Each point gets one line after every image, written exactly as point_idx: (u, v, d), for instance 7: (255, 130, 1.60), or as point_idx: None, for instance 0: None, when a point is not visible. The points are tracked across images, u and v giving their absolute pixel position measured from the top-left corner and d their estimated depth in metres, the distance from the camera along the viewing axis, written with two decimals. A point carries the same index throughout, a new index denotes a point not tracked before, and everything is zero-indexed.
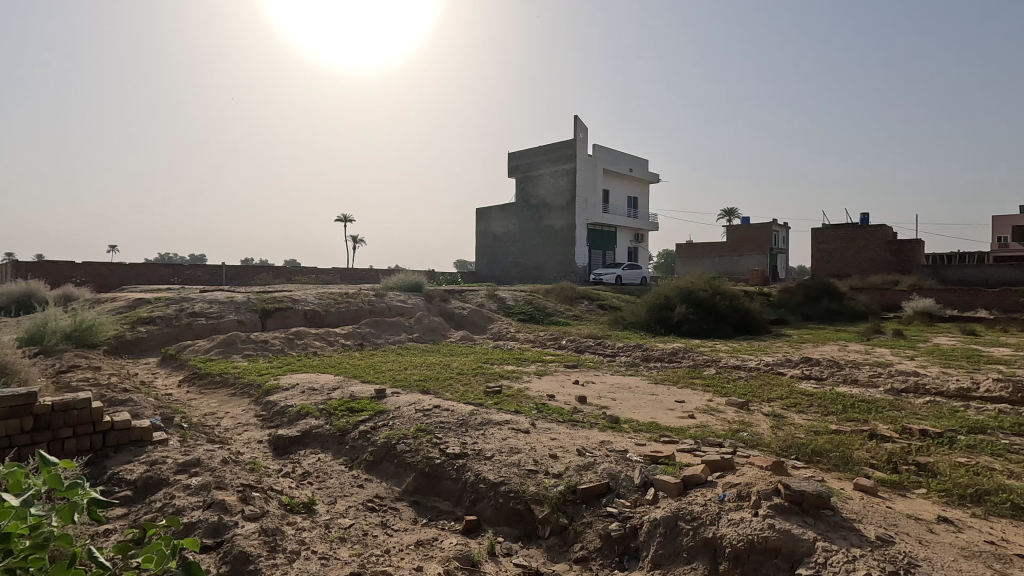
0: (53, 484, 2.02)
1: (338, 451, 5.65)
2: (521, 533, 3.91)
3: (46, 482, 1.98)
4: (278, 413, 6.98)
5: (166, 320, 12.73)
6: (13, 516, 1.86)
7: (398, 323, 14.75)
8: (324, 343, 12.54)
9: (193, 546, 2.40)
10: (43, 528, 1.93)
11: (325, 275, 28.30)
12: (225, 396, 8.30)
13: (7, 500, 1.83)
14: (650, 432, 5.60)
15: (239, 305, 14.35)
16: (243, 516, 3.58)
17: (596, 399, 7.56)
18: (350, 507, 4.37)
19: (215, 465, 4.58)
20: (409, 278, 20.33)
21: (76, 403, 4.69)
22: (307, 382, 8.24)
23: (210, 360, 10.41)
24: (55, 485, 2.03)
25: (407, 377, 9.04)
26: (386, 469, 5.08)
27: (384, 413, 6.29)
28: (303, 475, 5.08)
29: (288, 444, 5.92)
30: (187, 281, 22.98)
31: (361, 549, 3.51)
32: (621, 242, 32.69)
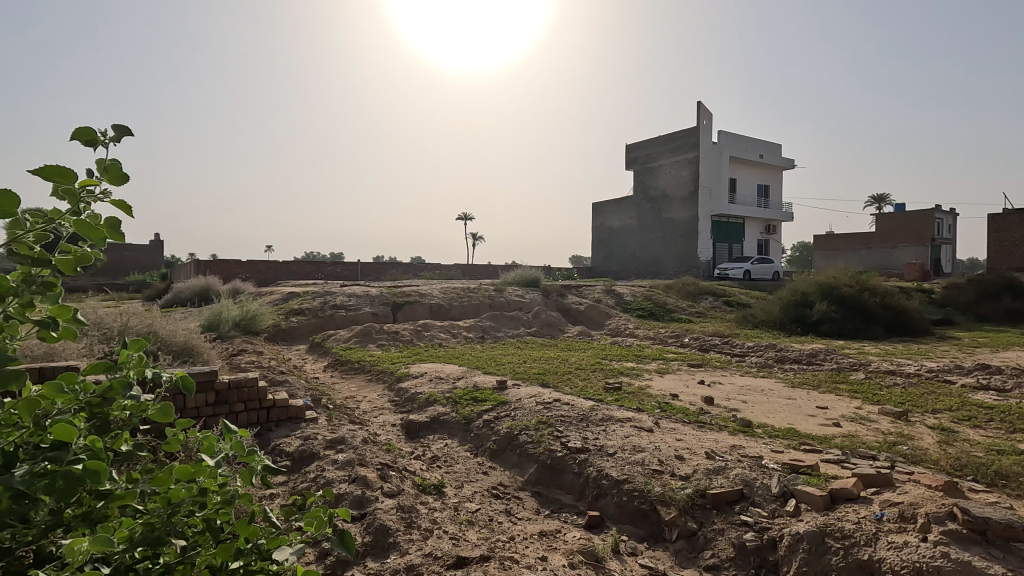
0: (237, 451, 2.31)
1: (464, 438, 5.93)
2: (647, 534, 3.80)
3: (232, 448, 2.28)
4: (409, 399, 7.51)
5: (313, 312, 14.26)
6: (208, 474, 2.17)
7: (517, 317, 15.10)
8: (448, 335, 13.18)
9: (345, 516, 2.61)
10: (230, 486, 2.23)
11: (447, 271, 29.76)
12: (363, 380, 9.10)
13: (204, 460, 2.14)
14: (788, 439, 5.17)
15: (374, 298, 15.60)
16: (383, 492, 3.87)
17: (724, 400, 7.15)
18: (476, 492, 4.57)
19: (357, 444, 5.02)
20: (526, 273, 20.72)
21: (246, 381, 5.38)
22: (434, 371, 8.77)
23: (350, 348, 11.47)
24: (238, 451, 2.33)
25: (526, 370, 9.25)
26: (509, 458, 5.22)
27: (506, 404, 6.52)
28: (432, 458, 5.40)
29: (419, 428, 6.32)
30: (329, 277, 25.57)
31: (489, 533, 3.64)
32: (750, 234, 30.45)
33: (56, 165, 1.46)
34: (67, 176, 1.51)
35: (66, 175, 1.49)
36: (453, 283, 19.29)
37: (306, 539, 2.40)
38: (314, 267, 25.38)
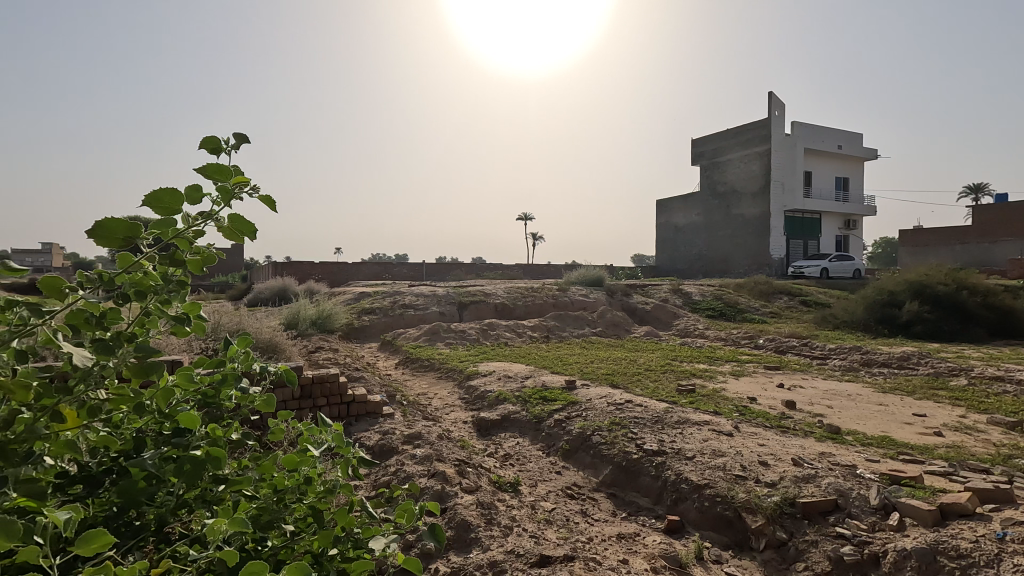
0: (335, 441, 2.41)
1: (535, 437, 5.95)
2: (731, 541, 3.65)
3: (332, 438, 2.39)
4: (479, 397, 7.61)
5: (383, 311, 14.75)
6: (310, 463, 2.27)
7: (582, 317, 14.98)
8: (514, 334, 13.26)
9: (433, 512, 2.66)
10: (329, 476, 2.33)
11: (509, 271, 29.96)
12: (433, 378, 9.31)
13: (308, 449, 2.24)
14: (884, 448, 4.83)
15: (441, 298, 15.94)
16: (461, 487, 3.94)
17: (807, 404, 6.78)
18: (551, 492, 4.56)
19: (433, 440, 5.15)
20: (590, 273, 20.52)
21: (328, 377, 5.64)
22: (503, 371, 8.85)
23: (420, 346, 11.77)
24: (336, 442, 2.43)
25: (594, 370, 9.15)
26: (583, 459, 5.19)
27: (576, 404, 6.50)
28: (505, 456, 5.44)
29: (490, 426, 6.38)
30: (396, 277, 26.38)
31: (568, 533, 3.62)
32: (828, 230, 28.72)
33: (215, 165, 1.57)
34: (224, 174, 1.63)
35: (223, 172, 1.61)
36: (517, 283, 19.39)
37: (399, 530, 2.46)
38: (382, 268, 26.26)
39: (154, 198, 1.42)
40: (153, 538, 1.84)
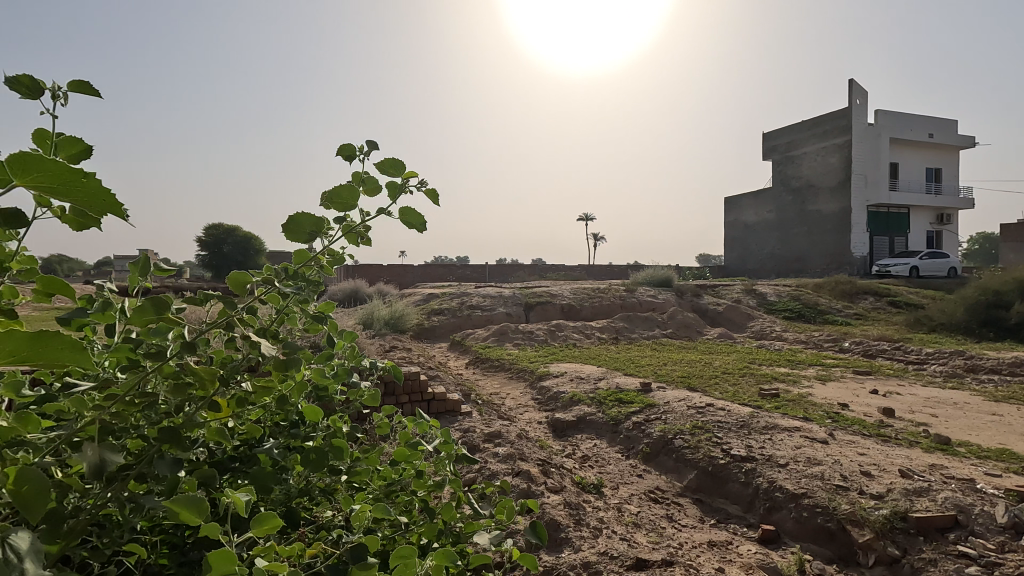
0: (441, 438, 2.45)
1: (613, 439, 5.87)
2: (834, 555, 3.45)
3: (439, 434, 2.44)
4: (553, 398, 7.61)
5: (452, 312, 15.06)
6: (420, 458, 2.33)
7: (651, 318, 14.65)
8: (582, 335, 13.16)
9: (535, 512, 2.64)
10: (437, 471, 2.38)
11: (573, 272, 29.79)
12: (504, 378, 9.40)
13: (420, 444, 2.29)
14: (1004, 462, 4.42)
15: (507, 299, 16.07)
16: (546, 487, 3.95)
17: (908, 412, 6.31)
18: (634, 495, 4.47)
19: (513, 439, 5.19)
20: (657, 273, 20.06)
21: (410, 375, 5.82)
22: (574, 371, 8.81)
23: (489, 347, 11.93)
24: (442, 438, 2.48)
25: (668, 372, 8.93)
26: (665, 463, 5.07)
27: (654, 407, 6.36)
28: (583, 457, 5.40)
29: (565, 427, 6.36)
30: (462, 278, 26.86)
31: (658, 538, 3.54)
32: (919, 225, 26.64)
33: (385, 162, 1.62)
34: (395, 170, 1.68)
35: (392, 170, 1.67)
36: (582, 284, 19.24)
37: (501, 527, 2.48)
38: (448, 269, 26.83)
39: (335, 193, 1.49)
40: (293, 526, 1.94)
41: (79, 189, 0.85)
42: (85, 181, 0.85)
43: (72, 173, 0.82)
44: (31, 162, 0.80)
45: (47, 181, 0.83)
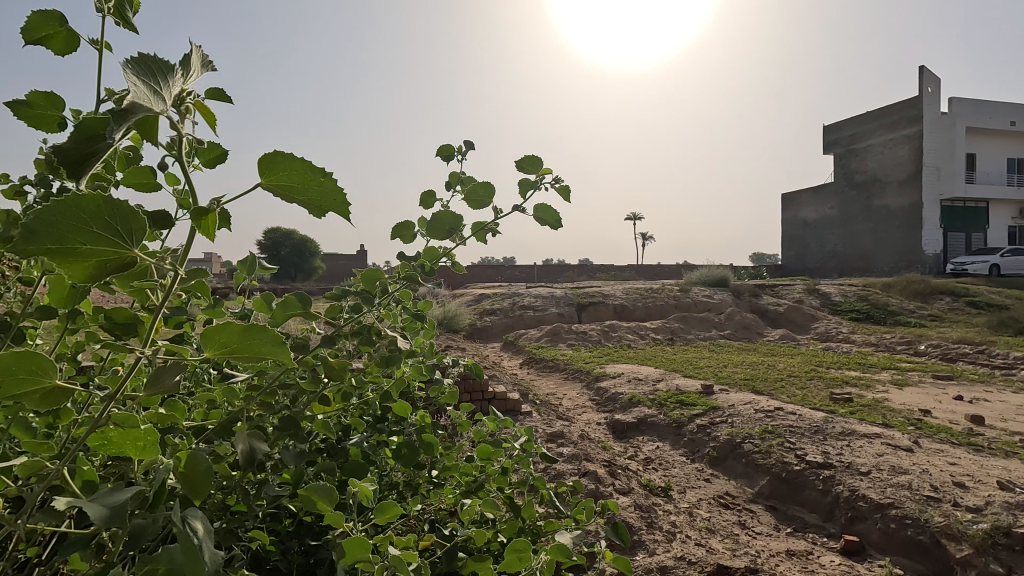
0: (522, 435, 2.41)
1: (676, 442, 5.72)
2: (928, 570, 3.25)
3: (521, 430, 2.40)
4: (611, 399, 7.51)
5: (504, 312, 15.14)
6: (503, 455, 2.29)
7: (708, 319, 14.26)
8: (636, 336, 12.94)
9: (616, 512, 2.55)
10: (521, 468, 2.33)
11: (623, 272, 29.36)
12: (560, 378, 9.36)
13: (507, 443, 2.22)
14: None
15: (559, 299, 16.01)
16: (615, 488, 3.89)
17: (999, 420, 5.88)
18: (702, 499, 4.34)
19: (575, 439, 5.16)
20: (713, 273, 19.52)
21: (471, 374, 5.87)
22: (632, 373, 8.67)
23: (542, 347, 11.91)
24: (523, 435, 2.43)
25: (730, 374, 8.66)
26: (733, 467, 4.91)
27: (719, 410, 6.17)
28: (646, 460, 5.28)
29: (626, 429, 6.25)
30: (511, 279, 26.94)
31: (735, 545, 3.44)
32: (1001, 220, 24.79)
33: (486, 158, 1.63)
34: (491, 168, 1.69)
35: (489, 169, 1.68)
36: (635, 284, 18.94)
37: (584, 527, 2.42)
38: (497, 270, 27.00)
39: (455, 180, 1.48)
40: None
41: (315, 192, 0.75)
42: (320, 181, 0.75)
43: (317, 173, 0.73)
44: (281, 158, 0.71)
45: (289, 182, 0.73)
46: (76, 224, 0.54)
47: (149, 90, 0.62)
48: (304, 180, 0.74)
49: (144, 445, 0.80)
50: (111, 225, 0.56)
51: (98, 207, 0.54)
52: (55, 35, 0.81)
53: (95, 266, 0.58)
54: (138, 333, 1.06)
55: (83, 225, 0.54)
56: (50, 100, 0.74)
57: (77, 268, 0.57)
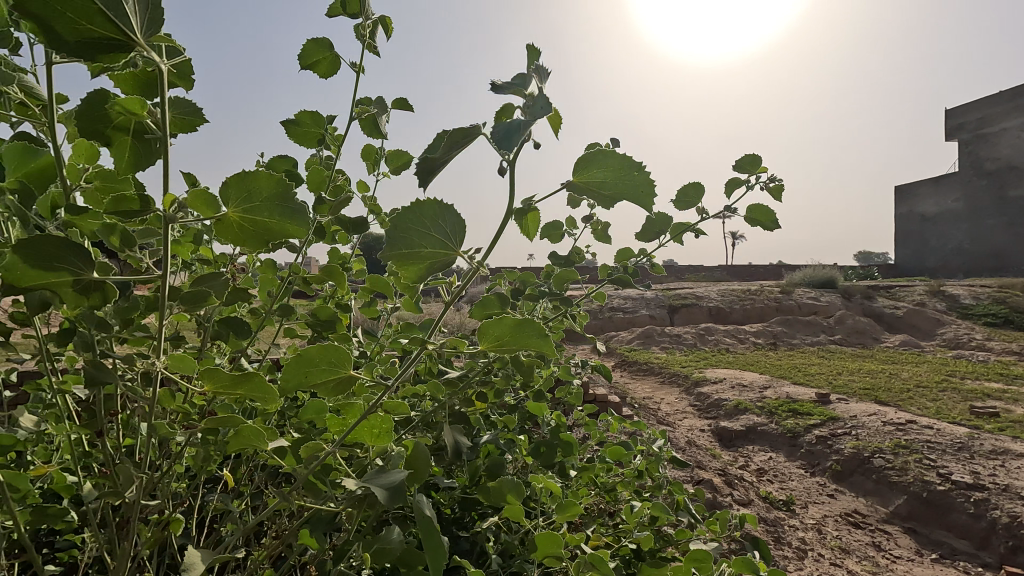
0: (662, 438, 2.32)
1: (791, 453, 5.36)
2: None
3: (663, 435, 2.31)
4: (713, 405, 7.19)
5: (593, 313, 14.97)
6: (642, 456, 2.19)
7: (815, 323, 13.30)
8: (735, 340, 12.31)
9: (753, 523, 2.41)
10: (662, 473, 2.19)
11: (714, 272, 28.06)
12: (655, 382, 9.09)
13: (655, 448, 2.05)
14: None
15: (650, 301, 15.58)
16: (733, 499, 3.72)
17: None
18: (828, 516, 4.02)
19: (682, 445, 4.98)
20: (818, 274, 18.20)
21: None
22: (735, 378, 8.26)
23: (634, 349, 11.64)
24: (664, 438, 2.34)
25: (846, 383, 8.03)
26: (862, 484, 4.54)
27: (839, 420, 5.73)
28: (758, 470, 4.96)
29: (733, 437, 5.94)
30: None
31: (875, 568, 3.18)
32: None
33: None
34: None
35: None
36: (730, 285, 18.04)
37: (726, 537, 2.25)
38: None
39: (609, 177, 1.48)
40: None
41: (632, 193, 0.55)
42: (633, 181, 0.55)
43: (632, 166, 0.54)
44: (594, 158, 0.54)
45: (597, 186, 0.55)
46: (421, 230, 0.50)
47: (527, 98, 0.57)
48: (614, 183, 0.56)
49: (379, 433, 0.82)
50: (436, 227, 0.51)
51: (437, 212, 0.49)
52: (323, 59, 0.85)
53: (426, 270, 0.52)
54: (335, 331, 1.17)
55: (428, 230, 0.50)
56: (315, 117, 0.85)
57: (410, 272, 0.53)
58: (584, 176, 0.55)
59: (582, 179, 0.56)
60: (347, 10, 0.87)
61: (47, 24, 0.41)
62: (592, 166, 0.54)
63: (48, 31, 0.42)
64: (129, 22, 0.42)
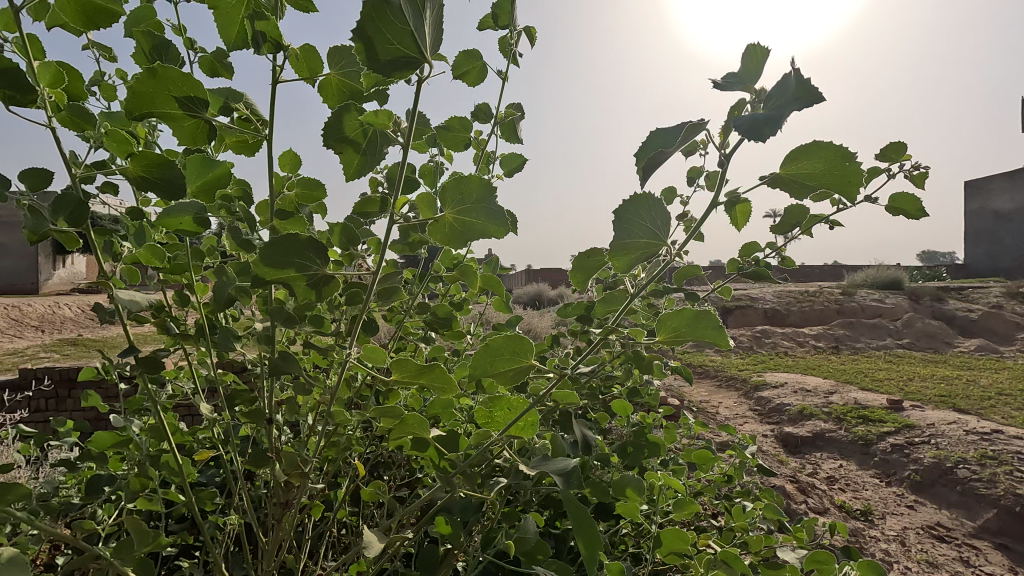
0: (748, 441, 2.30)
1: (863, 461, 5.12)
2: None
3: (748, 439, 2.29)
4: (775, 410, 6.97)
5: None
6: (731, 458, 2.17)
7: (881, 326, 12.69)
8: (794, 343, 11.86)
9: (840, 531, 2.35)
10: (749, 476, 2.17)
11: None
12: (711, 385, 8.87)
13: (749, 452, 2.02)
14: None
15: None
16: (809, 506, 3.62)
17: None
18: (908, 528, 3.83)
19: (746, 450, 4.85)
20: (882, 275, 17.34)
21: None
22: (797, 383, 7.98)
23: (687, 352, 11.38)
24: (748, 441, 2.31)
25: (919, 389, 7.64)
26: (945, 495, 4.31)
27: (916, 428, 5.47)
28: (828, 477, 4.76)
29: (799, 443, 5.74)
30: None
31: None
32: None
33: None
34: None
35: None
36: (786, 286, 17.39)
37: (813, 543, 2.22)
38: None
39: None
40: None
41: (840, 179, 0.58)
42: (841, 167, 0.57)
43: (845, 154, 0.57)
44: (806, 149, 0.58)
45: (806, 174, 0.59)
46: (636, 224, 0.59)
47: (749, 94, 0.63)
48: (822, 173, 0.59)
49: (523, 426, 0.85)
50: (650, 218, 0.59)
51: (652, 203, 0.58)
52: (473, 68, 0.98)
53: (635, 258, 0.60)
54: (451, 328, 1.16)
55: (644, 221, 0.58)
56: (463, 124, 0.98)
57: (622, 260, 0.60)
58: (792, 166, 0.59)
59: (791, 168, 0.59)
60: (498, 22, 0.98)
61: (370, 42, 0.50)
62: (802, 157, 0.58)
63: (367, 48, 0.51)
64: (424, 40, 0.51)
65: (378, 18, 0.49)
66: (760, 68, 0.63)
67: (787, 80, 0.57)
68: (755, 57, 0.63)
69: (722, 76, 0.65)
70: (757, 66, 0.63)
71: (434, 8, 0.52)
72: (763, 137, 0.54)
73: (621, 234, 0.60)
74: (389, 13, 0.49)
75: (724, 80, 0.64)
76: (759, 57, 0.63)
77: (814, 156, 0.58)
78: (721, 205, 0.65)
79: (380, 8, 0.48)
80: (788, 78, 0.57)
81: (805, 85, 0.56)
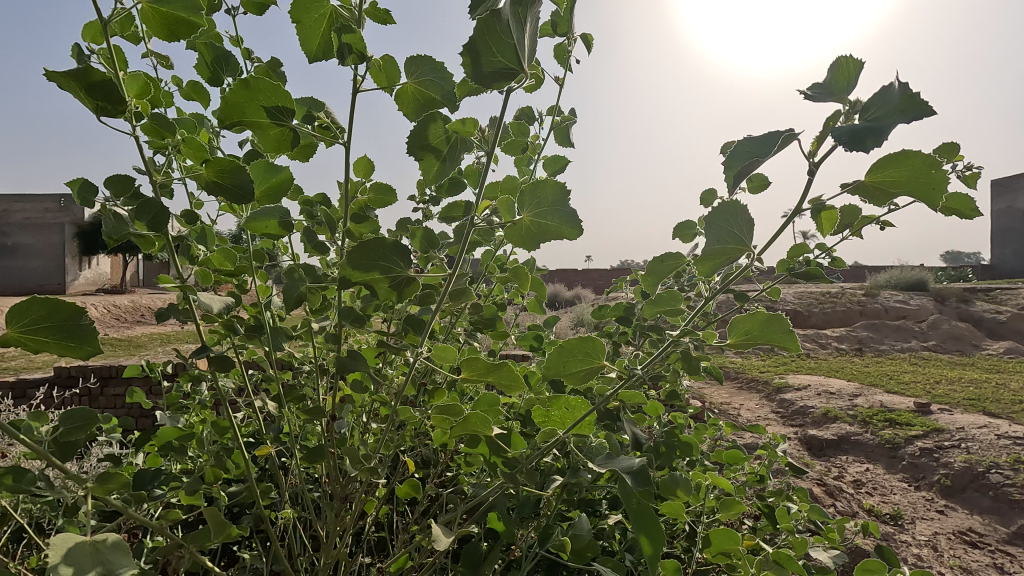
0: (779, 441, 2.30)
1: (890, 464, 5.05)
2: None
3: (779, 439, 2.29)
4: (798, 412, 6.90)
5: None
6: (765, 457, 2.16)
7: (906, 328, 12.46)
8: (816, 344, 11.70)
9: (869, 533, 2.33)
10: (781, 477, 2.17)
11: None
12: (732, 387, 8.79)
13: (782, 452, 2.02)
14: None
15: None
16: (838, 509, 3.60)
17: None
18: (939, 533, 3.77)
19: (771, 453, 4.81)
20: (906, 276, 17.04)
21: None
22: (820, 385, 7.87)
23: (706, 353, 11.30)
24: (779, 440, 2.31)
25: (947, 392, 7.50)
26: (976, 500, 4.24)
27: (944, 431, 5.38)
28: (854, 480, 4.70)
29: (824, 446, 5.67)
30: None
31: None
32: None
33: None
34: None
35: None
36: (807, 287, 17.16)
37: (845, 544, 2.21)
38: None
39: None
40: None
41: (924, 184, 0.60)
42: (927, 173, 0.59)
43: (930, 164, 0.58)
44: (891, 159, 0.60)
45: (892, 181, 0.61)
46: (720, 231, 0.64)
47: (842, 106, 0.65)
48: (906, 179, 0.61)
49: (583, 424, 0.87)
50: (734, 224, 0.64)
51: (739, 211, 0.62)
52: None
53: (719, 263, 0.65)
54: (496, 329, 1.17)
55: (735, 231, 0.64)
56: (520, 129, 1.02)
57: (706, 266, 0.65)
58: (878, 174, 0.61)
59: (877, 176, 0.61)
60: (555, 30, 1.00)
61: (476, 55, 0.55)
62: (888, 164, 0.60)
63: (472, 61, 0.56)
64: (523, 51, 0.55)
65: (487, 32, 0.54)
66: (852, 79, 0.65)
67: (889, 91, 0.59)
68: (846, 68, 0.65)
69: (808, 88, 0.68)
70: (849, 78, 0.65)
71: (532, 21, 0.56)
72: (866, 146, 0.56)
73: (711, 240, 0.64)
74: (496, 28, 0.53)
75: (811, 93, 0.67)
76: (851, 71, 0.65)
77: (900, 164, 0.60)
78: (804, 213, 0.69)
79: (489, 24, 0.53)
80: (891, 89, 0.59)
81: (910, 95, 0.57)
